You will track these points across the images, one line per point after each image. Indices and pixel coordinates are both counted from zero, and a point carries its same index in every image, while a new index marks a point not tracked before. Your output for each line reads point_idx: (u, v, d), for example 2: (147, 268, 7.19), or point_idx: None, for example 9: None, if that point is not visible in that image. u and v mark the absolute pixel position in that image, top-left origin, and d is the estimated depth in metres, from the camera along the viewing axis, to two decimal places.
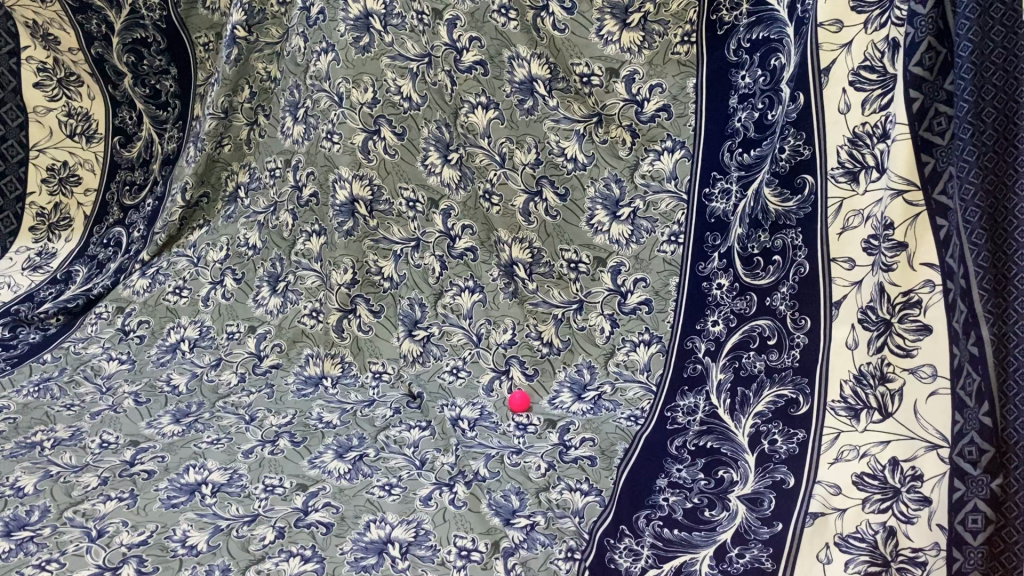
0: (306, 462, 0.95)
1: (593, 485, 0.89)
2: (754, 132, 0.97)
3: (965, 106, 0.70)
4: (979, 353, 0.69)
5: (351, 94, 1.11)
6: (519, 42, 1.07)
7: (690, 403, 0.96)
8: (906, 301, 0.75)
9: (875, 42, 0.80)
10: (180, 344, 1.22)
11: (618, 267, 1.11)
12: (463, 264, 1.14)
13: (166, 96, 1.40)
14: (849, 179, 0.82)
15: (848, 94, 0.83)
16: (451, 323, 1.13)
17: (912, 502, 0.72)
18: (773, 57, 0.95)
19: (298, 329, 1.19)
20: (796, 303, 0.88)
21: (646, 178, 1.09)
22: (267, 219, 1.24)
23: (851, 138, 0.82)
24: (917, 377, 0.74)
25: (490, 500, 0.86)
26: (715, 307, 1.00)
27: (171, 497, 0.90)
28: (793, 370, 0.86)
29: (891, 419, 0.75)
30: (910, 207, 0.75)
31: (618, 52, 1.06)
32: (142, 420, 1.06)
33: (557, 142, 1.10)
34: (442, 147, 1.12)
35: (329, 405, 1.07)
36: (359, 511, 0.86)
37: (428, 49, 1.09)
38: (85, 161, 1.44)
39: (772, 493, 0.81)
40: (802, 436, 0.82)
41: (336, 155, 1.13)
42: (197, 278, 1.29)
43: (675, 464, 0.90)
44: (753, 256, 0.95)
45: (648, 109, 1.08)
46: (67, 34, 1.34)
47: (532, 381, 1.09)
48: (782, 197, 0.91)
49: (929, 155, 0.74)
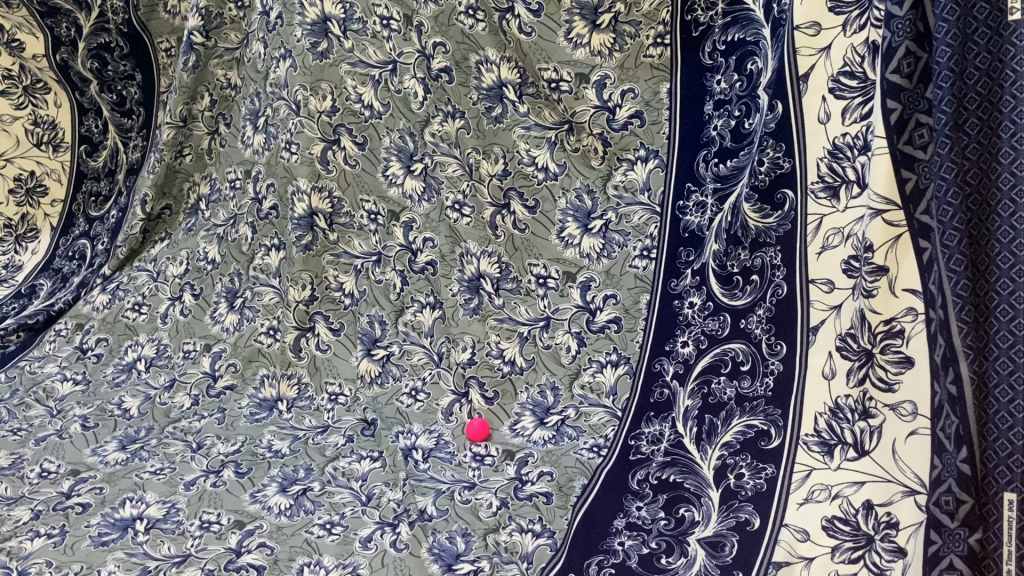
0: (246, 497, 0.89)
1: (546, 525, 0.82)
2: (730, 141, 0.89)
3: (944, 117, 0.63)
4: (958, 393, 0.62)
5: (308, 103, 1.02)
6: (487, 45, 1.00)
7: (655, 430, 0.88)
8: (888, 331, 0.68)
9: (855, 45, 0.72)
10: (136, 363, 1.17)
11: (588, 283, 1.03)
12: (424, 278, 1.05)
13: (130, 103, 1.35)
14: (829, 195, 0.75)
15: (827, 102, 0.75)
16: (412, 342, 1.04)
17: (886, 553, 0.66)
18: (749, 60, 0.87)
19: (253, 349, 1.12)
20: (773, 327, 0.80)
21: (619, 189, 1.03)
22: (227, 232, 1.19)
23: (831, 150, 0.75)
24: (897, 415, 0.67)
25: (433, 542, 0.80)
26: (685, 327, 0.91)
27: (102, 534, 0.85)
28: (766, 400, 0.79)
29: (867, 458, 0.69)
30: (890, 227, 0.68)
31: (589, 56, 1.00)
32: (87, 447, 1.01)
33: (526, 150, 1.04)
34: (404, 156, 1.04)
35: (280, 431, 1.01)
36: (294, 553, 0.80)
37: (392, 56, 1.00)
38: (52, 171, 1.38)
39: (735, 536, 0.74)
40: (770, 471, 0.75)
41: (294, 166, 1.05)
42: (155, 294, 1.24)
43: (635, 501, 0.82)
44: (732, 274, 0.86)
45: (621, 116, 1.01)
46: (34, 39, 1.29)
47: (492, 405, 1.00)
48: (762, 213, 0.82)
49: (910, 171, 0.66)
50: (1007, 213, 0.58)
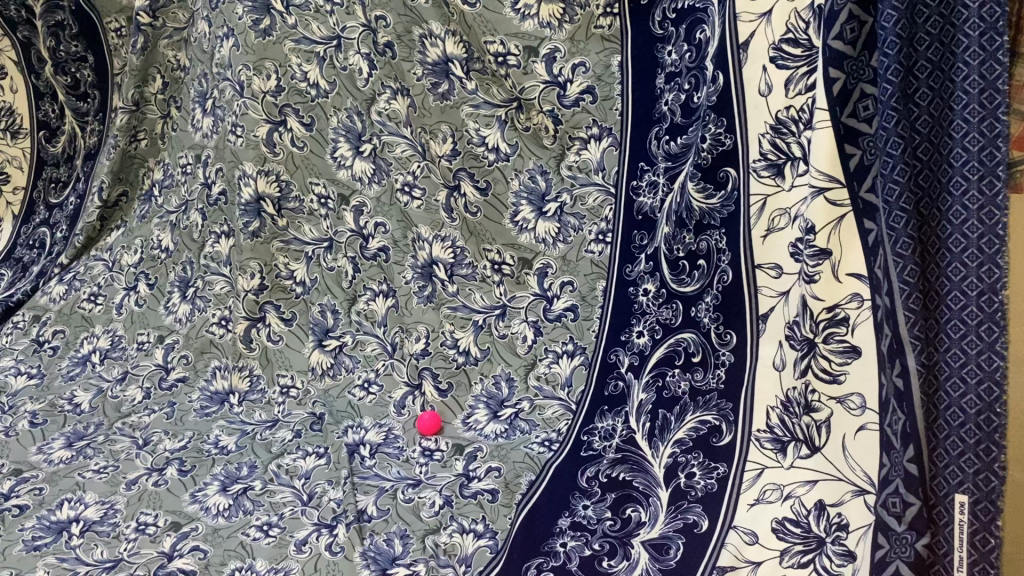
0: (186, 497, 0.86)
1: (489, 526, 0.79)
2: (680, 117, 0.83)
3: (889, 87, 0.56)
4: (904, 387, 0.56)
5: (252, 83, 0.97)
6: (430, 18, 0.93)
7: (608, 426, 0.85)
8: (831, 319, 0.63)
9: (799, 10, 0.66)
10: (91, 356, 1.14)
11: (545, 269, 0.99)
12: (377, 265, 1.02)
13: (84, 86, 1.30)
14: (772, 173, 0.69)
15: (769, 73, 0.69)
16: (365, 332, 1.02)
17: (837, 557, 0.62)
18: (698, 29, 0.80)
19: (206, 340, 1.09)
20: (721, 316, 0.74)
21: (573, 170, 0.97)
22: (179, 219, 1.16)
23: (774, 125, 0.68)
24: (845, 408, 0.62)
25: (370, 545, 0.77)
26: (640, 316, 0.87)
27: (35, 538, 0.81)
28: (717, 393, 0.74)
29: (819, 454, 0.64)
30: (832, 207, 0.62)
31: (537, 28, 0.93)
32: (33, 445, 0.97)
33: (476, 130, 0.98)
34: (353, 137, 0.98)
35: (229, 426, 0.98)
36: (226, 557, 0.77)
37: (337, 30, 0.95)
38: (13, 158, 1.33)
39: (681, 539, 0.70)
40: (722, 470, 0.70)
41: (239, 150, 1.00)
42: (111, 284, 1.21)
43: (582, 500, 0.78)
44: (679, 259, 0.81)
45: (571, 92, 0.94)
46: None
47: (445, 398, 0.97)
48: (706, 193, 0.77)
49: (853, 146, 0.60)
50: (958, 190, 0.53)
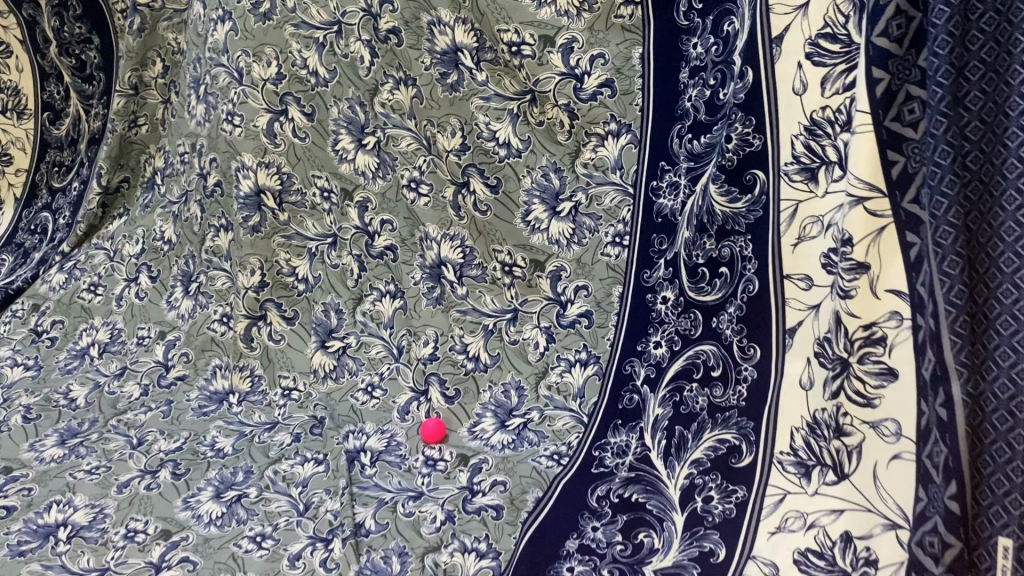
0: (179, 503, 0.82)
1: (492, 545, 0.75)
2: (704, 114, 0.78)
3: (939, 91, 0.51)
4: (948, 418, 0.51)
5: (252, 70, 0.93)
6: (439, 5, 0.89)
7: (621, 442, 0.80)
8: (867, 338, 0.58)
9: (838, 3, 0.60)
10: (89, 349, 1.10)
11: (558, 272, 0.94)
12: (384, 264, 0.98)
13: (90, 68, 1.26)
14: (805, 177, 0.64)
15: (804, 70, 0.64)
16: (370, 334, 0.98)
17: None
18: (726, 21, 0.75)
19: (207, 338, 1.05)
20: (743, 328, 0.69)
21: (588, 168, 0.92)
22: (181, 210, 1.12)
23: (808, 126, 0.63)
24: (878, 434, 0.57)
25: (366, 562, 0.73)
26: (659, 325, 0.82)
27: (21, 542, 0.78)
28: (738, 411, 0.69)
29: (847, 482, 0.59)
30: (872, 218, 0.57)
31: (554, 17, 0.87)
32: (25, 441, 0.94)
33: (486, 123, 0.92)
34: (355, 129, 0.94)
35: (227, 427, 0.94)
36: (216, 571, 0.73)
37: (337, 15, 0.90)
38: (17, 139, 1.31)
39: (696, 568, 0.66)
40: (741, 495, 0.66)
41: (238, 140, 0.96)
42: (111, 274, 1.18)
43: (592, 521, 0.74)
44: (699, 267, 0.76)
45: (589, 85, 0.89)
46: None
47: (452, 405, 0.93)
48: (730, 197, 0.72)
49: (897, 152, 0.55)
50: (1012, 205, 0.48)
